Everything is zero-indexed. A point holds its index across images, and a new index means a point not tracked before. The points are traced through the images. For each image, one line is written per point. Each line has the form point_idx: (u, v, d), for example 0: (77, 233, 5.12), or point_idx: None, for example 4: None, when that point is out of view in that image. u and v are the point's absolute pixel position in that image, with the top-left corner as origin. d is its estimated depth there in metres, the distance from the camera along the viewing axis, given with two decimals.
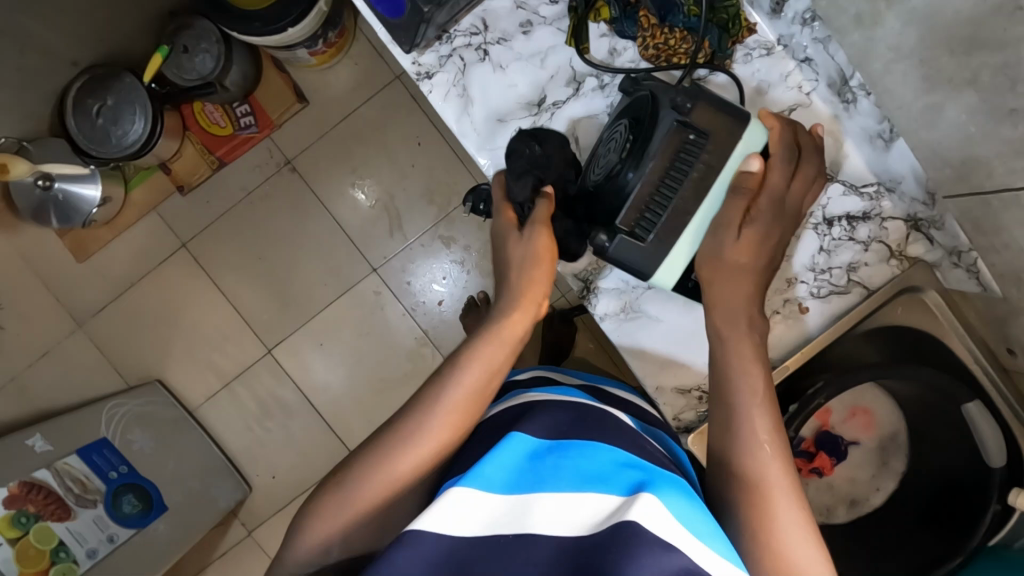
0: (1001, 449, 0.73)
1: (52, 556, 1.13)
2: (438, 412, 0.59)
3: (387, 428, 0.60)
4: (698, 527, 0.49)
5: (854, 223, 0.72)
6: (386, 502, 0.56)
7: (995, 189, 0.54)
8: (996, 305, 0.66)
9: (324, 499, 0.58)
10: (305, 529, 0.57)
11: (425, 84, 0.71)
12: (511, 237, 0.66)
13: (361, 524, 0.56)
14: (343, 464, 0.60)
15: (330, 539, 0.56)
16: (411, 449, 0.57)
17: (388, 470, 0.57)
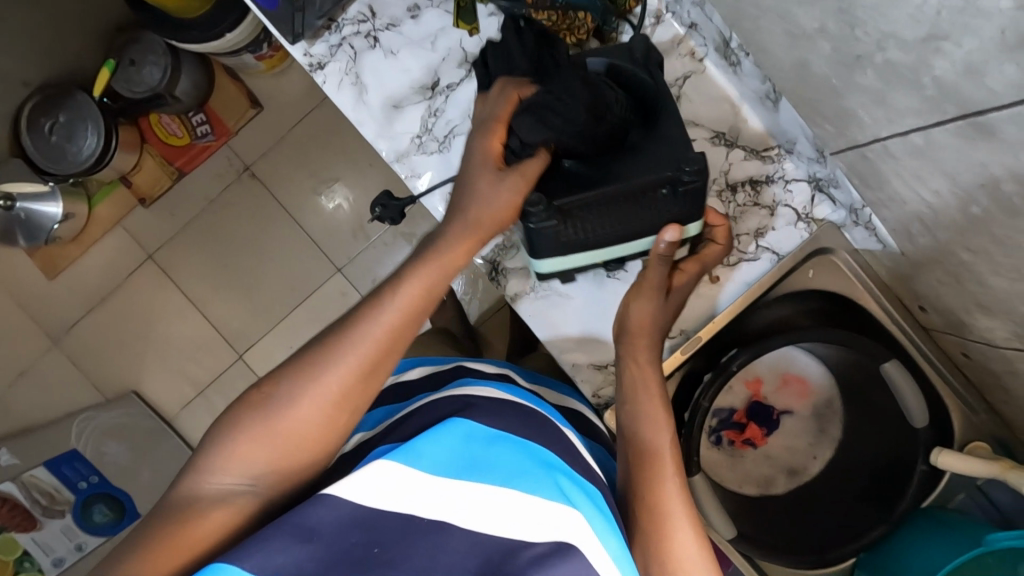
0: (924, 408, 0.72)
1: (17, 564, 1.20)
2: (369, 329, 0.51)
3: (321, 343, 0.51)
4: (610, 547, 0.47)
5: (759, 187, 0.71)
6: (312, 423, 0.49)
7: (869, 140, 0.53)
8: (899, 261, 0.66)
9: (248, 414, 0.48)
10: (221, 444, 0.48)
11: (318, 76, 0.71)
12: (487, 166, 0.57)
13: (297, 447, 0.49)
14: (274, 376, 0.51)
15: (248, 462, 0.47)
16: (360, 368, 0.50)
17: (322, 389, 0.49)
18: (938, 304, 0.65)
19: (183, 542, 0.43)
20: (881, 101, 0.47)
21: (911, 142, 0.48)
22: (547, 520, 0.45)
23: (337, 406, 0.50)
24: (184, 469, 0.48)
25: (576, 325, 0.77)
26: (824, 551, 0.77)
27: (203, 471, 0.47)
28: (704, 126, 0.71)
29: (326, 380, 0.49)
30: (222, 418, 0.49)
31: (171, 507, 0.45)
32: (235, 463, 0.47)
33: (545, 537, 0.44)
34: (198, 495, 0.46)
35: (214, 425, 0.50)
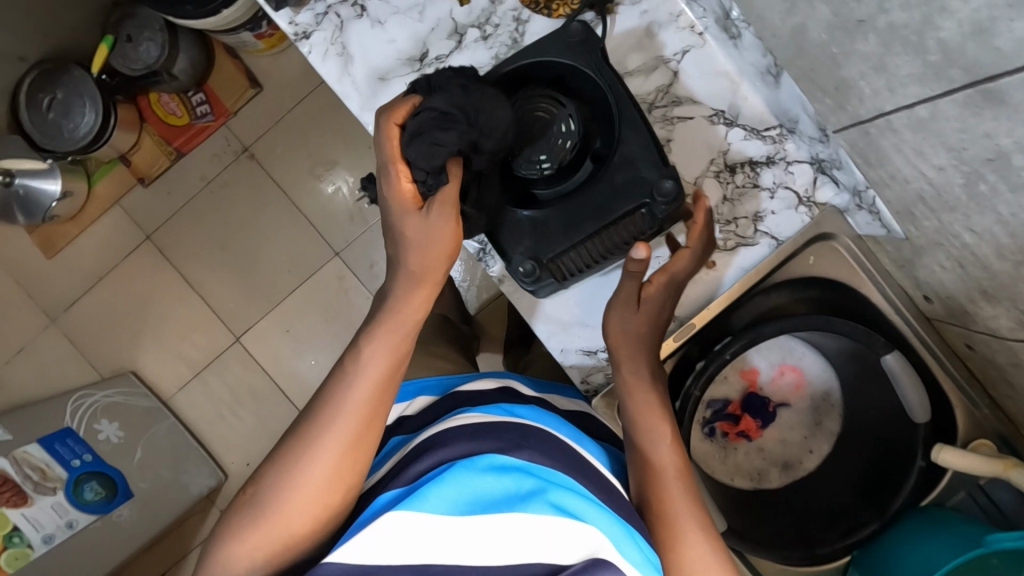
0: (924, 404, 0.69)
1: (6, 541, 1.12)
2: (344, 403, 0.53)
3: (293, 438, 0.53)
4: (631, 553, 0.47)
5: (758, 169, 0.68)
6: (313, 507, 0.50)
7: (871, 115, 0.51)
8: (902, 246, 0.63)
9: (239, 518, 0.51)
10: (216, 554, 0.50)
11: (304, 45, 0.69)
12: (407, 215, 0.56)
13: (288, 543, 0.50)
14: (256, 477, 0.53)
15: (259, 559, 0.49)
16: (338, 451, 0.52)
17: (313, 473, 0.51)
18: (941, 292, 0.62)
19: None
20: (882, 69, 0.44)
21: (915, 114, 0.45)
22: (563, 540, 0.44)
23: (318, 496, 0.51)
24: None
25: (567, 308, 0.74)
26: (813, 546, 0.75)
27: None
28: (702, 103, 0.67)
29: (301, 474, 0.50)
30: (226, 521, 0.52)
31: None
32: (230, 572, 0.49)
33: (571, 557, 0.43)
34: None
35: (215, 529, 0.52)
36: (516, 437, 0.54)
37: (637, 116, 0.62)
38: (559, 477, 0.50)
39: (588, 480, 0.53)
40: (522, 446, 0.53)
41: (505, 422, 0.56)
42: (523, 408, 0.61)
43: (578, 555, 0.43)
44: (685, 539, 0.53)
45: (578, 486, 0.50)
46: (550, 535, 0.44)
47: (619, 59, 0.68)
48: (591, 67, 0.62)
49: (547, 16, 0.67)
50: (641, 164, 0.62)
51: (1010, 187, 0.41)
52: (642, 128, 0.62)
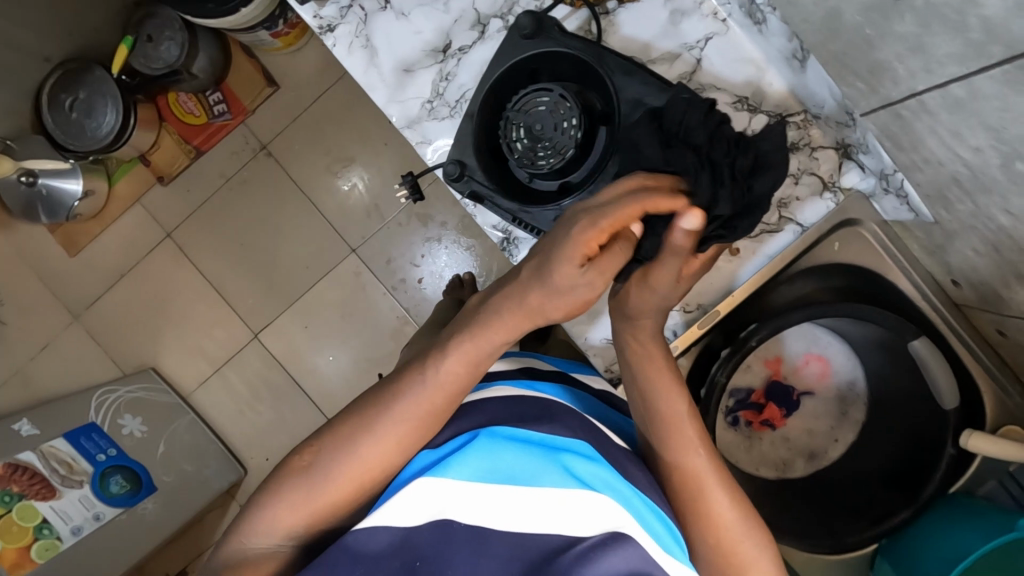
0: (954, 390, 0.69)
1: (35, 532, 1.15)
2: (409, 398, 0.54)
3: (342, 427, 0.54)
4: (657, 527, 0.50)
5: (783, 155, 0.68)
6: (356, 488, 0.53)
7: (903, 97, 0.50)
8: (933, 231, 0.62)
9: (289, 482, 0.52)
10: (264, 510, 0.52)
11: (328, 38, 0.70)
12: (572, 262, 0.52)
13: (329, 514, 0.52)
14: (312, 447, 0.54)
15: (295, 522, 0.52)
16: (387, 444, 0.53)
17: (361, 457, 0.53)
18: (973, 277, 0.61)
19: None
20: (919, 49, 0.44)
21: (950, 94, 0.45)
22: (585, 512, 0.46)
23: (360, 478, 0.53)
24: (233, 530, 0.53)
25: (588, 296, 0.74)
26: (839, 535, 0.75)
27: (249, 531, 0.51)
28: (726, 90, 0.67)
29: (350, 458, 0.52)
30: (269, 482, 0.54)
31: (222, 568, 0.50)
32: (275, 527, 0.51)
33: (598, 529, 0.46)
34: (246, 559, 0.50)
35: (258, 489, 0.54)
36: (539, 409, 0.58)
37: (627, 62, 0.63)
38: (585, 446, 0.53)
39: (609, 451, 0.56)
40: (542, 419, 0.56)
41: (529, 395, 0.60)
42: (546, 384, 0.65)
43: (603, 528, 0.46)
44: (710, 498, 0.55)
45: (599, 454, 0.53)
46: (576, 501, 0.47)
47: (640, 50, 0.68)
48: (558, 45, 0.64)
49: (571, 5, 0.67)
50: (649, 100, 0.62)
51: None
52: (633, 70, 0.63)
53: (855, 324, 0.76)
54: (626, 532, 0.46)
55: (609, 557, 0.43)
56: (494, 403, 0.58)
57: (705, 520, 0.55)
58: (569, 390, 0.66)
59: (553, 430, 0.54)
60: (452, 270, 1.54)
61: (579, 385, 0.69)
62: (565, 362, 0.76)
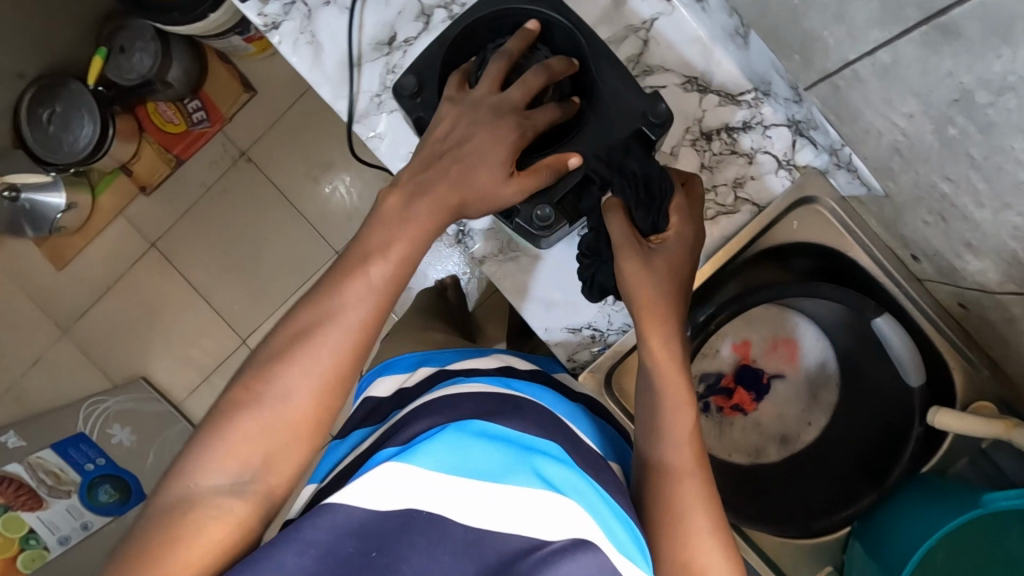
0: (919, 367, 0.68)
1: (22, 543, 1.15)
2: (346, 309, 0.53)
3: (286, 345, 0.53)
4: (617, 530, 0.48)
5: (736, 135, 0.67)
6: (305, 404, 0.52)
7: (837, 67, 0.49)
8: (885, 205, 0.61)
9: (242, 415, 0.50)
10: (216, 444, 0.49)
11: (274, 36, 0.69)
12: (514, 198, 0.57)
13: (285, 444, 0.51)
14: (261, 376, 0.51)
15: (245, 454, 0.50)
16: (328, 358, 0.52)
17: (303, 371, 0.52)
18: (928, 250, 0.60)
19: (174, 541, 0.45)
20: (842, 17, 0.43)
21: (878, 61, 0.44)
22: (550, 513, 0.45)
23: (317, 403, 0.52)
24: (171, 473, 0.50)
25: (546, 286, 0.73)
26: (809, 522, 0.73)
27: (196, 468, 0.49)
28: (674, 70, 0.66)
29: (296, 374, 0.51)
30: (209, 418, 0.51)
31: (163, 515, 0.47)
32: (227, 459, 0.49)
33: (559, 535, 0.44)
34: (190, 501, 0.47)
35: (196, 432, 0.52)
36: (510, 408, 0.56)
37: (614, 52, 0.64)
38: (556, 447, 0.52)
39: (580, 453, 0.55)
40: (516, 417, 0.54)
41: (503, 395, 0.59)
42: (522, 383, 0.64)
43: (562, 534, 0.44)
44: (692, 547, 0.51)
45: (571, 457, 0.52)
46: (539, 504, 0.45)
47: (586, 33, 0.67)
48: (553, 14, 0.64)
49: None
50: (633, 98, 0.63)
51: (979, 127, 0.40)
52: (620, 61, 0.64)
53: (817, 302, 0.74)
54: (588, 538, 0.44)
55: (567, 565, 0.42)
56: (475, 399, 0.56)
57: (680, 537, 0.52)
58: (546, 390, 0.65)
59: (528, 432, 0.52)
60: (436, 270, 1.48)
61: (564, 389, 0.69)
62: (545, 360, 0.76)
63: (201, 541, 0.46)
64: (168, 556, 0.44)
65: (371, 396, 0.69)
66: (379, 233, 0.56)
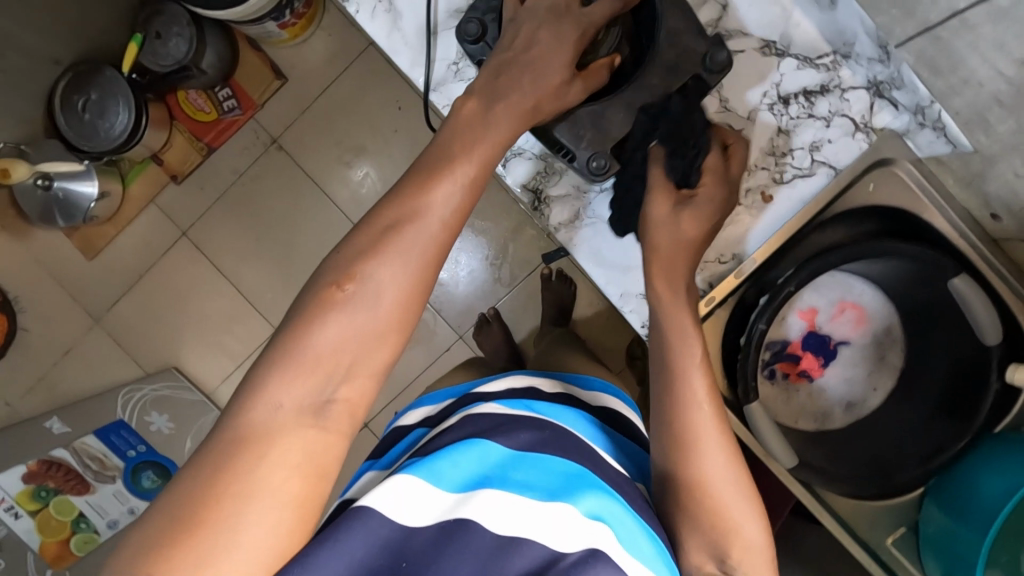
0: (996, 325, 0.68)
1: (74, 526, 1.16)
2: (421, 223, 0.52)
3: (377, 241, 0.52)
4: (636, 537, 0.49)
5: (813, 99, 0.67)
6: (399, 304, 0.50)
7: (942, 18, 0.50)
8: (971, 161, 0.61)
9: (327, 316, 0.49)
10: (298, 355, 0.47)
11: (351, 5, 0.70)
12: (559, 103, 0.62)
13: (370, 353, 0.49)
14: (351, 275, 0.50)
15: (335, 358, 0.48)
16: (415, 261, 0.51)
17: (391, 274, 0.50)
18: (1014, 203, 0.61)
19: (254, 483, 0.42)
20: None
21: (994, 6, 0.45)
22: (575, 531, 0.45)
23: (406, 304, 0.51)
24: (239, 393, 0.47)
25: (622, 251, 0.73)
26: (891, 473, 0.75)
27: (271, 386, 0.46)
28: (752, 35, 0.67)
29: (383, 273, 0.50)
30: (290, 323, 0.49)
31: (240, 438, 0.44)
32: (306, 376, 0.47)
33: (576, 546, 0.44)
34: (270, 422, 0.45)
35: (270, 343, 0.49)
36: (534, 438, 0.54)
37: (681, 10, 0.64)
38: (568, 464, 0.51)
39: (603, 471, 0.53)
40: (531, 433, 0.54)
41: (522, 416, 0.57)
42: (546, 403, 0.61)
43: (579, 545, 0.44)
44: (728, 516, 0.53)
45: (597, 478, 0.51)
46: (555, 515, 0.45)
47: None
48: None
49: None
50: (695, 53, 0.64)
51: None
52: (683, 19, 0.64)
53: (874, 262, 0.74)
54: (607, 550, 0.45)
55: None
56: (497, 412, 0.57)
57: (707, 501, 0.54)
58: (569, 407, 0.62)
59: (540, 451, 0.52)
60: (467, 256, 1.45)
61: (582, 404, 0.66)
62: (583, 380, 0.73)
63: (274, 466, 0.44)
64: (243, 510, 0.41)
65: (400, 425, 0.71)
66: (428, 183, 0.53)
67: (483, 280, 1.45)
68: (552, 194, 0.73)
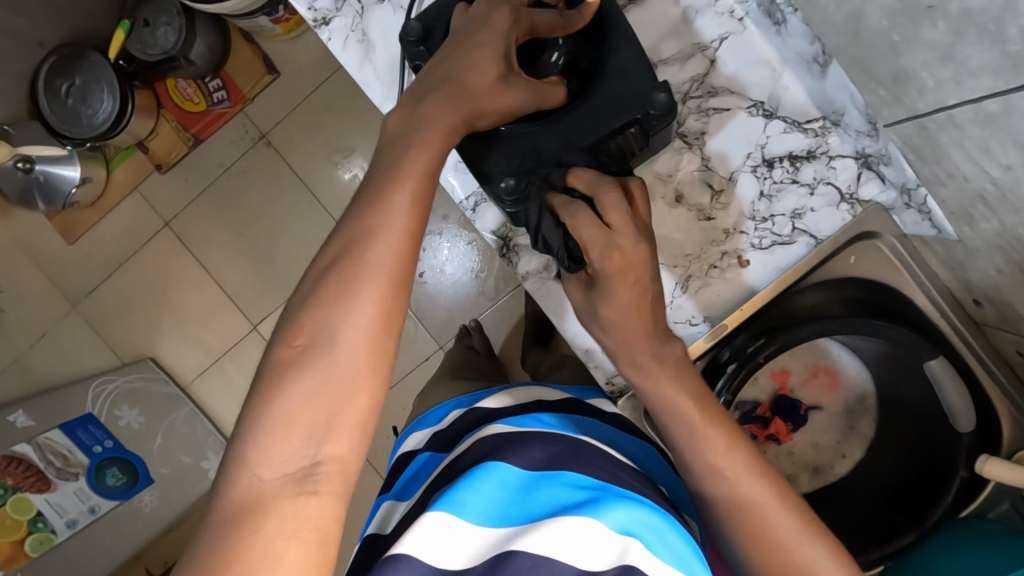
0: (970, 413, 0.67)
1: (30, 525, 1.19)
2: (370, 267, 0.48)
3: (329, 278, 0.48)
4: (676, 544, 0.48)
5: (798, 164, 0.64)
6: (373, 346, 0.47)
7: (930, 109, 0.47)
8: (954, 248, 0.60)
9: (291, 376, 0.46)
10: (267, 422, 0.45)
11: (324, 32, 0.67)
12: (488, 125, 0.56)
13: (351, 401, 0.46)
14: (300, 329, 0.47)
15: (311, 413, 0.45)
16: (377, 297, 0.47)
17: (356, 318, 0.47)
18: (995, 296, 0.59)
19: (266, 562, 0.41)
20: (949, 59, 0.41)
21: (983, 109, 0.42)
22: (601, 544, 0.45)
23: (375, 347, 0.47)
24: (223, 472, 0.44)
25: None
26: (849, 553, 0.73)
27: (252, 464, 0.44)
28: (739, 93, 0.64)
29: (344, 317, 0.47)
30: (256, 393, 0.46)
31: (231, 520, 0.42)
32: (287, 441, 0.44)
33: (608, 565, 0.44)
34: (260, 500, 0.42)
35: (240, 418, 0.46)
36: (556, 456, 0.54)
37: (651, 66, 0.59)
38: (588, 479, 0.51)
39: (619, 480, 0.52)
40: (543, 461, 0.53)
41: (530, 434, 0.56)
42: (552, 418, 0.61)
43: (609, 563, 0.44)
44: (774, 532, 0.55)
45: (618, 488, 0.50)
46: (582, 536, 0.45)
47: (651, 48, 0.65)
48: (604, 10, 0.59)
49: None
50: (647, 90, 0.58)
51: None
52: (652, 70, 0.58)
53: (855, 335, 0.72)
54: (643, 567, 0.44)
55: None
56: (521, 447, 0.54)
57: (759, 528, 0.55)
58: (578, 420, 0.62)
59: (559, 470, 0.52)
60: (453, 266, 1.42)
61: (596, 413, 0.66)
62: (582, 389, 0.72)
63: (268, 545, 0.41)
64: None
65: (404, 453, 0.70)
66: (375, 230, 0.50)
67: (468, 296, 1.42)
68: (521, 241, 0.70)
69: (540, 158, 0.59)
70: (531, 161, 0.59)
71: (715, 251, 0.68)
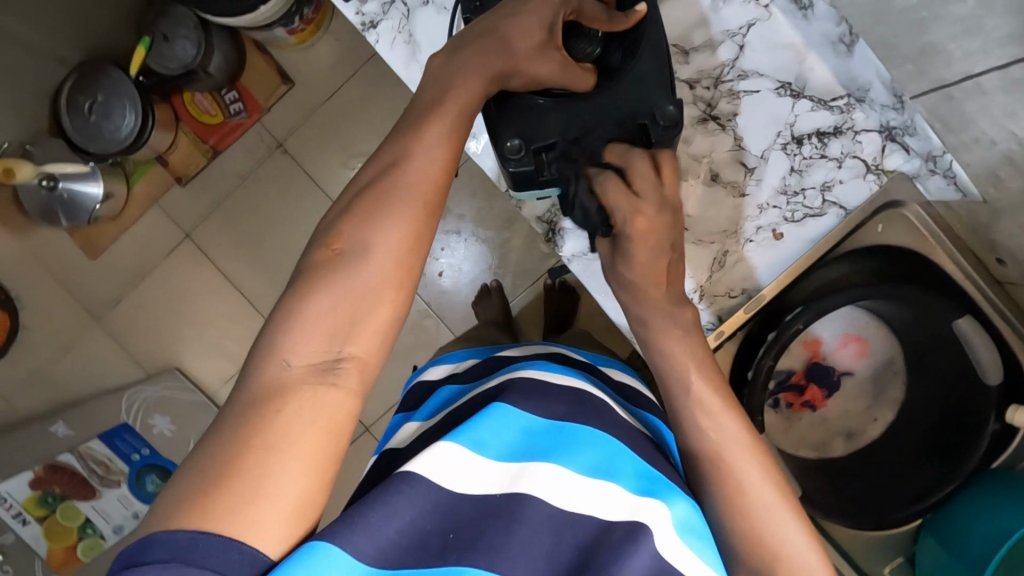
0: (997, 365, 0.71)
1: (79, 531, 1.30)
2: (400, 192, 0.52)
3: (366, 194, 0.52)
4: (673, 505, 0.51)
5: (826, 140, 0.68)
6: (400, 265, 0.50)
7: (957, 78, 0.51)
8: (979, 211, 0.64)
9: (325, 274, 0.49)
10: (299, 316, 0.48)
11: (371, 34, 0.71)
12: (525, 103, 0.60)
13: (376, 308, 0.49)
14: (338, 234, 0.51)
15: (337, 313, 0.48)
16: (407, 219, 0.51)
17: (390, 237, 0.51)
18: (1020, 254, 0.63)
19: (286, 439, 0.44)
20: (976, 31, 0.45)
21: (1009, 75, 0.46)
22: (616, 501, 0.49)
23: (400, 262, 0.51)
24: (255, 356, 0.48)
25: None
26: (884, 514, 0.76)
27: (282, 349, 0.47)
28: (768, 75, 0.68)
29: (377, 233, 0.50)
30: (292, 288, 0.50)
31: (258, 394, 0.45)
32: (315, 335, 0.48)
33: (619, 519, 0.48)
34: (286, 381, 0.46)
35: (275, 308, 0.50)
36: (571, 408, 0.57)
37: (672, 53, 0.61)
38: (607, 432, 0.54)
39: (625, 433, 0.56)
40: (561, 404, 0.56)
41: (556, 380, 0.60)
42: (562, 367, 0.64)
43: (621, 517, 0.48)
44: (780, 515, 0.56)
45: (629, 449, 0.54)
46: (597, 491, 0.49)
47: (683, 37, 0.68)
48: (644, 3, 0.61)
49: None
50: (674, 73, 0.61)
51: None
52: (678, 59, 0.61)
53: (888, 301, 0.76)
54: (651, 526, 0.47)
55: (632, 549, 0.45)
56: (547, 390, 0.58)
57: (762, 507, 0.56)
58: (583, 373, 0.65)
59: (576, 420, 0.55)
60: (471, 264, 1.45)
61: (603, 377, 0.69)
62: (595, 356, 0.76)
63: (286, 423, 0.44)
64: (267, 462, 0.42)
65: (424, 381, 0.73)
66: (417, 168, 0.53)
67: None
68: (566, 225, 0.74)
69: (544, 132, 0.62)
70: (537, 136, 0.62)
71: (749, 227, 0.71)
